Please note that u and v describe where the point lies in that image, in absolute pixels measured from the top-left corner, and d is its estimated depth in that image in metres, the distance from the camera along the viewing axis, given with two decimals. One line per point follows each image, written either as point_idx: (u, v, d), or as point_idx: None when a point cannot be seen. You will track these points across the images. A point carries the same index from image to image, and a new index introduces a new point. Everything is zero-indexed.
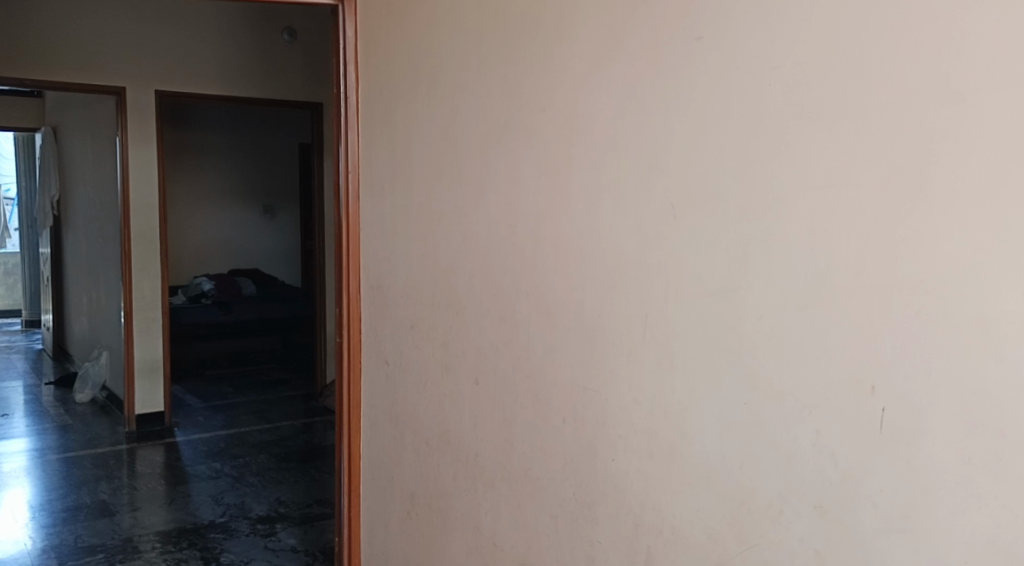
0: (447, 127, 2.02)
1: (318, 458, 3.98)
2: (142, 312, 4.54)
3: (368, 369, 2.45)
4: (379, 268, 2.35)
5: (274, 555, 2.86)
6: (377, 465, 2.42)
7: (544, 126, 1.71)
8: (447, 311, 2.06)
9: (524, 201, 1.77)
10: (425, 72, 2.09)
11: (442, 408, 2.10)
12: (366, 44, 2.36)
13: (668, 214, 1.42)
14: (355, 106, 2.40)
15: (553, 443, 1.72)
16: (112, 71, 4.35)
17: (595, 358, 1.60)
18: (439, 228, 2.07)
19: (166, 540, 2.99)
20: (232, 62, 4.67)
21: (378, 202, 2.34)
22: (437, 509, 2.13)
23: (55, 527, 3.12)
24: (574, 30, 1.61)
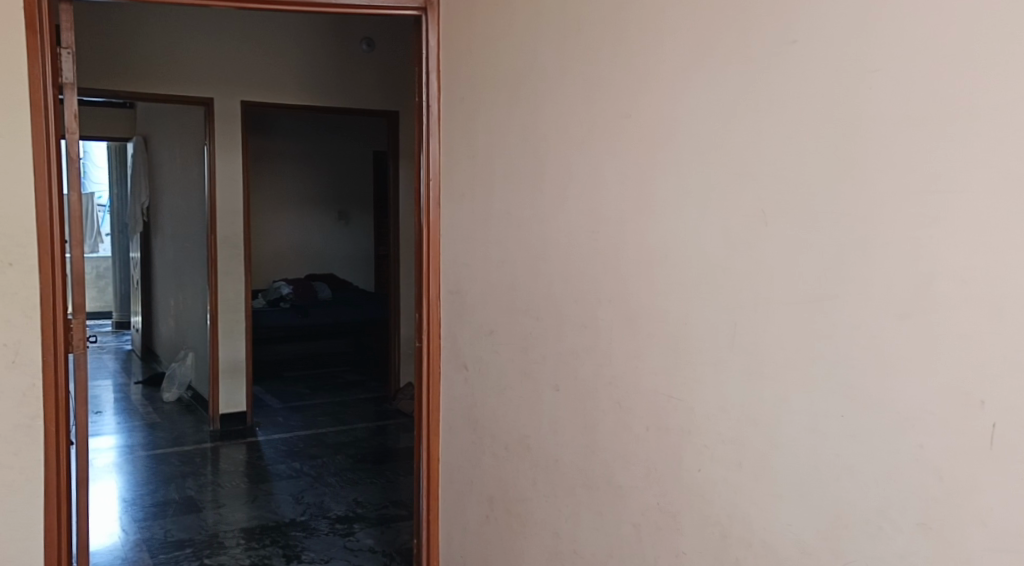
0: (529, 134, 2.03)
1: (392, 460, 4.04)
2: (227, 315, 4.70)
3: (447, 374, 2.48)
4: (459, 274, 2.38)
5: (353, 555, 2.92)
6: (456, 469, 2.44)
7: (628, 132, 1.70)
8: (527, 317, 2.07)
9: (607, 207, 1.77)
10: (506, 80, 2.11)
11: (522, 414, 2.11)
12: (448, 53, 2.39)
13: (758, 221, 1.40)
14: (436, 115, 2.43)
15: (635, 451, 1.71)
16: (201, 82, 4.51)
17: (679, 366, 1.59)
18: (519, 235, 2.09)
19: (250, 537, 3.08)
20: (313, 71, 4.81)
21: (458, 209, 2.36)
22: (516, 513, 2.14)
23: (146, 521, 3.25)
24: (662, 37, 1.60)
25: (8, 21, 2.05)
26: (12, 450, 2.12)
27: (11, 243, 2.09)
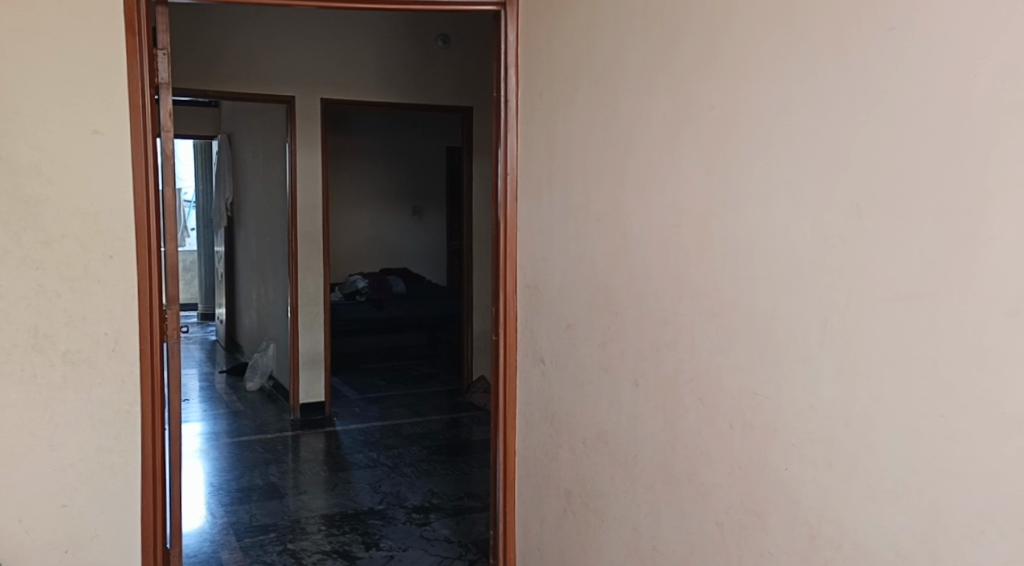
0: (609, 129, 2.02)
1: (466, 452, 4.08)
2: (306, 307, 4.83)
3: (524, 367, 2.49)
4: (536, 268, 2.39)
5: (429, 544, 2.96)
6: (533, 462, 2.45)
7: (713, 125, 1.67)
8: (606, 312, 2.06)
9: (691, 201, 1.74)
10: (587, 73, 2.10)
11: (600, 409, 2.10)
12: (527, 47, 2.39)
13: (852, 215, 1.36)
14: (514, 111, 2.45)
15: (718, 448, 1.69)
16: (283, 80, 4.63)
17: (765, 361, 1.56)
18: (598, 228, 2.08)
19: (330, 523, 3.17)
20: (390, 68, 4.89)
21: (536, 203, 2.37)
22: (594, 508, 2.14)
23: (232, 506, 3.37)
24: (750, 28, 1.57)
25: (109, 24, 2.14)
26: (113, 434, 2.23)
27: (112, 237, 2.19)
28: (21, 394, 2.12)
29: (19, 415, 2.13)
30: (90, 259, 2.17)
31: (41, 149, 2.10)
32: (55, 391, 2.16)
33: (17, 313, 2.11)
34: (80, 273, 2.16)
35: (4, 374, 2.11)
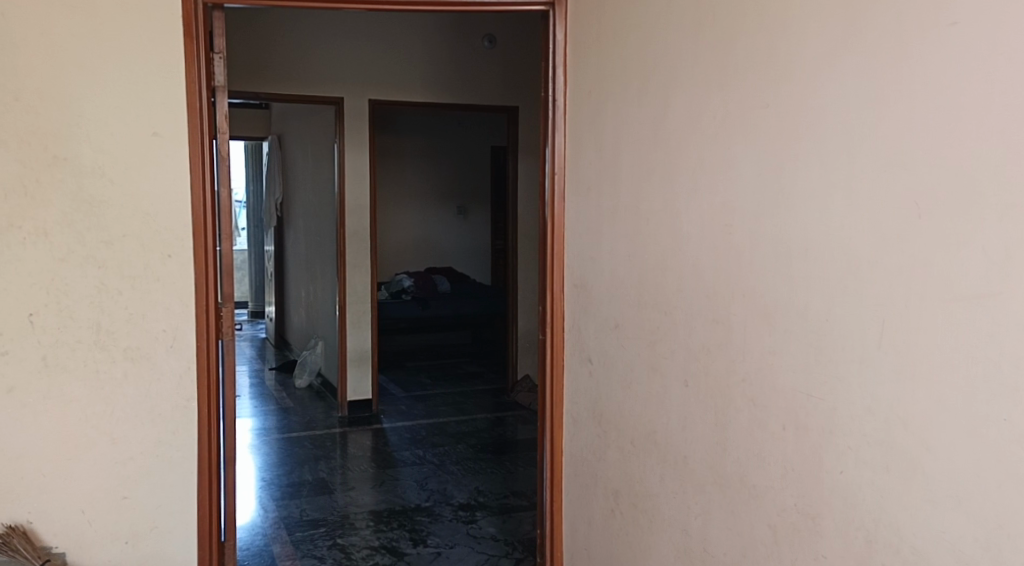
0: (659, 128, 2.01)
1: (512, 451, 4.09)
2: (354, 306, 4.89)
3: (571, 366, 2.48)
4: (584, 268, 2.38)
5: (476, 542, 2.98)
6: (581, 462, 2.44)
7: (767, 123, 1.65)
8: (655, 311, 2.05)
9: (743, 201, 1.73)
10: (637, 72, 2.09)
11: (649, 409, 2.09)
12: (576, 46, 2.39)
13: (912, 213, 1.33)
14: (562, 109, 2.44)
15: (771, 450, 1.67)
16: (332, 82, 4.70)
17: (820, 363, 1.54)
18: (647, 227, 2.07)
19: (378, 519, 3.21)
20: (437, 69, 4.92)
21: (584, 203, 2.37)
22: (643, 509, 2.13)
23: (283, 501, 3.43)
24: (806, 24, 1.55)
25: (168, 29, 2.20)
26: (172, 429, 2.29)
27: (170, 237, 2.25)
28: (84, 388, 2.20)
29: (83, 409, 2.20)
30: (150, 258, 2.23)
31: (104, 151, 2.17)
32: (117, 386, 2.23)
33: (82, 310, 2.18)
34: (140, 272, 2.23)
35: (69, 368, 2.18)
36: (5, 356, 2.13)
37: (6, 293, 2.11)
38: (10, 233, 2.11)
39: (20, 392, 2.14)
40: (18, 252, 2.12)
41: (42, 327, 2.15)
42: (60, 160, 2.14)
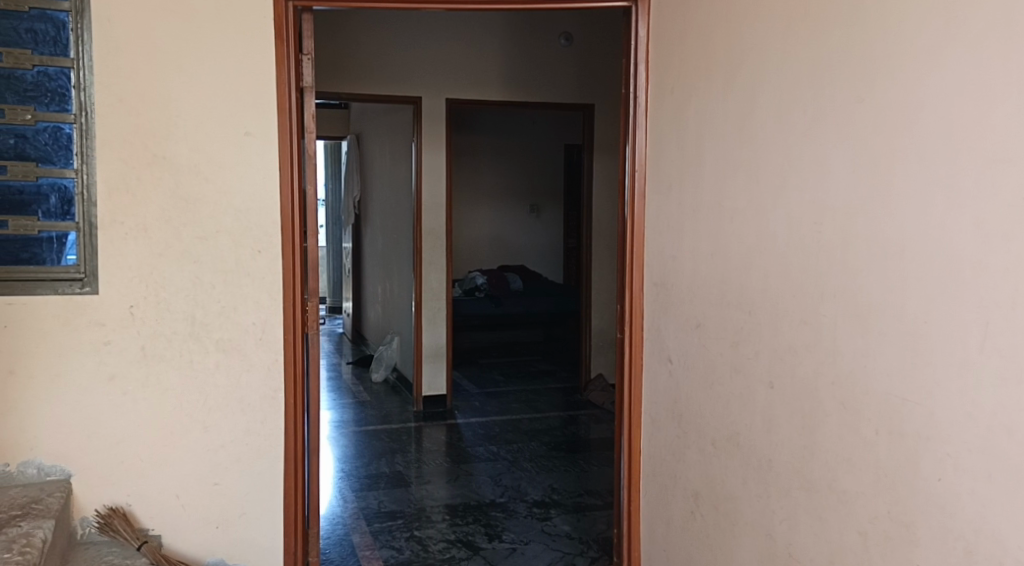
0: (745, 125, 1.97)
1: (585, 450, 4.08)
2: (430, 302, 4.96)
3: (650, 365, 2.45)
4: (664, 266, 2.35)
5: (550, 539, 2.99)
6: (659, 462, 2.41)
7: (861, 118, 1.61)
8: (739, 311, 2.02)
9: (834, 198, 1.68)
10: (723, 68, 2.06)
11: (732, 411, 2.05)
12: (658, 41, 2.36)
13: (1019, 211, 1.27)
14: (644, 106, 2.41)
15: (862, 455, 1.62)
16: (411, 81, 4.77)
17: (916, 366, 1.48)
18: (732, 225, 2.04)
19: (453, 513, 3.25)
20: (513, 68, 4.95)
21: (665, 200, 2.33)
22: (724, 512, 2.09)
23: (361, 492, 3.51)
24: (905, 16, 1.50)
25: (261, 32, 2.28)
26: (260, 418, 2.37)
27: (261, 233, 2.32)
28: (180, 377, 2.29)
29: (178, 398, 2.30)
30: (242, 253, 2.31)
31: (200, 150, 2.26)
32: (210, 376, 2.32)
33: (177, 303, 2.28)
34: (231, 266, 2.31)
35: (166, 358, 2.28)
36: (108, 345, 2.23)
37: (109, 285, 2.22)
38: (113, 228, 2.21)
39: (120, 379, 2.24)
40: (120, 247, 2.22)
41: (141, 318, 2.25)
42: (160, 159, 2.23)
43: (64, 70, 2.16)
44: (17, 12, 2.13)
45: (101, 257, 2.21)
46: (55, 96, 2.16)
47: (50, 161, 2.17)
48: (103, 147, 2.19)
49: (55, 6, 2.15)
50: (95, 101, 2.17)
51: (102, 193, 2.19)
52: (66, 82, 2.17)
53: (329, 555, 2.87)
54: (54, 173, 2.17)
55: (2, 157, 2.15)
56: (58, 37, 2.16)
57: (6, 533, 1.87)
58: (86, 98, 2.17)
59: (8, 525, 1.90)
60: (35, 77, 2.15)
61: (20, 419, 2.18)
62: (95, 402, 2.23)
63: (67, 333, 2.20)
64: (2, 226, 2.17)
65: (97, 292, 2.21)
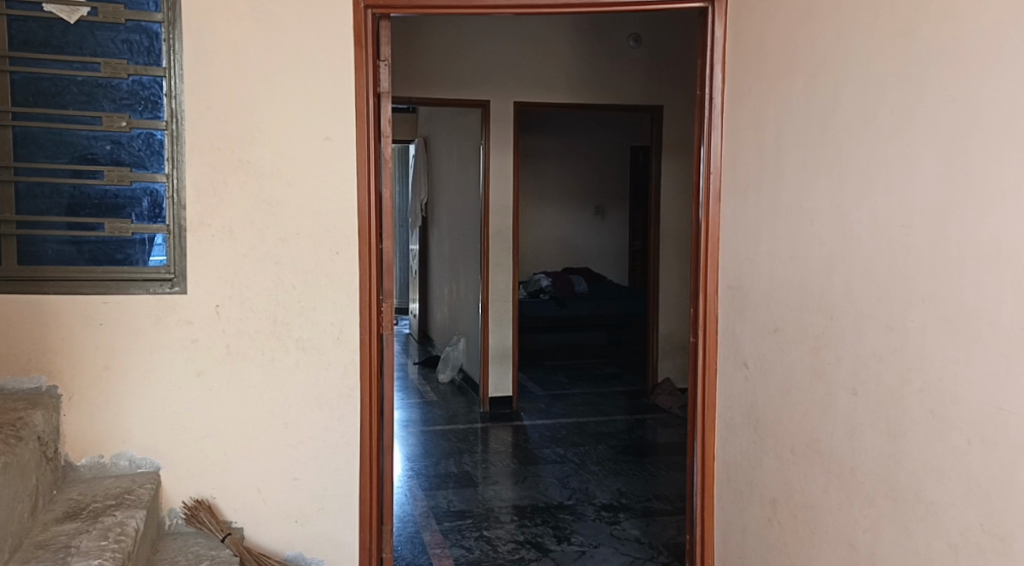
0: (826, 126, 1.93)
1: (653, 454, 4.05)
2: (497, 304, 4.99)
3: (725, 369, 2.41)
4: (740, 269, 2.31)
5: (620, 543, 2.98)
6: (734, 469, 2.37)
7: (954, 116, 1.57)
8: (820, 316, 1.98)
9: (923, 201, 1.64)
10: (804, 68, 2.02)
11: (812, 416, 2.01)
12: (735, 41, 2.33)
13: None
14: (719, 108, 2.38)
15: (953, 464, 1.58)
16: (479, 85, 4.81)
17: (1012, 373, 1.44)
18: (813, 228, 1.99)
19: (522, 514, 3.26)
20: (582, 70, 4.95)
21: (742, 202, 2.29)
22: (803, 520, 2.05)
23: (431, 490, 3.55)
24: (1003, 14, 1.46)
25: (340, 39, 2.34)
26: (337, 416, 2.43)
27: (339, 235, 2.38)
28: (262, 374, 2.36)
29: (260, 395, 2.37)
30: (321, 254, 2.37)
31: (282, 154, 2.33)
32: (290, 374, 2.38)
33: (260, 302, 2.35)
34: (311, 267, 2.37)
35: (249, 356, 2.35)
36: (195, 343, 2.31)
37: (196, 285, 2.30)
38: (201, 231, 2.30)
39: (206, 375, 2.33)
40: (207, 249, 2.30)
41: (226, 317, 2.33)
42: (244, 163, 2.31)
43: (157, 79, 2.26)
44: (114, 23, 2.23)
45: (189, 259, 2.29)
46: (148, 104, 2.26)
47: (143, 166, 2.27)
48: (192, 152, 2.27)
49: (149, 18, 2.24)
50: (185, 108, 2.26)
51: (190, 197, 2.28)
52: (158, 90, 2.26)
53: (401, 553, 2.92)
54: (146, 177, 2.27)
55: (98, 163, 2.26)
56: (151, 47, 2.25)
57: (102, 522, 1.96)
58: (176, 105, 2.26)
59: (104, 514, 1.99)
60: (129, 86, 2.25)
61: (113, 413, 2.27)
62: (182, 397, 2.31)
63: (157, 331, 2.29)
64: (99, 228, 2.28)
65: (185, 292, 2.30)
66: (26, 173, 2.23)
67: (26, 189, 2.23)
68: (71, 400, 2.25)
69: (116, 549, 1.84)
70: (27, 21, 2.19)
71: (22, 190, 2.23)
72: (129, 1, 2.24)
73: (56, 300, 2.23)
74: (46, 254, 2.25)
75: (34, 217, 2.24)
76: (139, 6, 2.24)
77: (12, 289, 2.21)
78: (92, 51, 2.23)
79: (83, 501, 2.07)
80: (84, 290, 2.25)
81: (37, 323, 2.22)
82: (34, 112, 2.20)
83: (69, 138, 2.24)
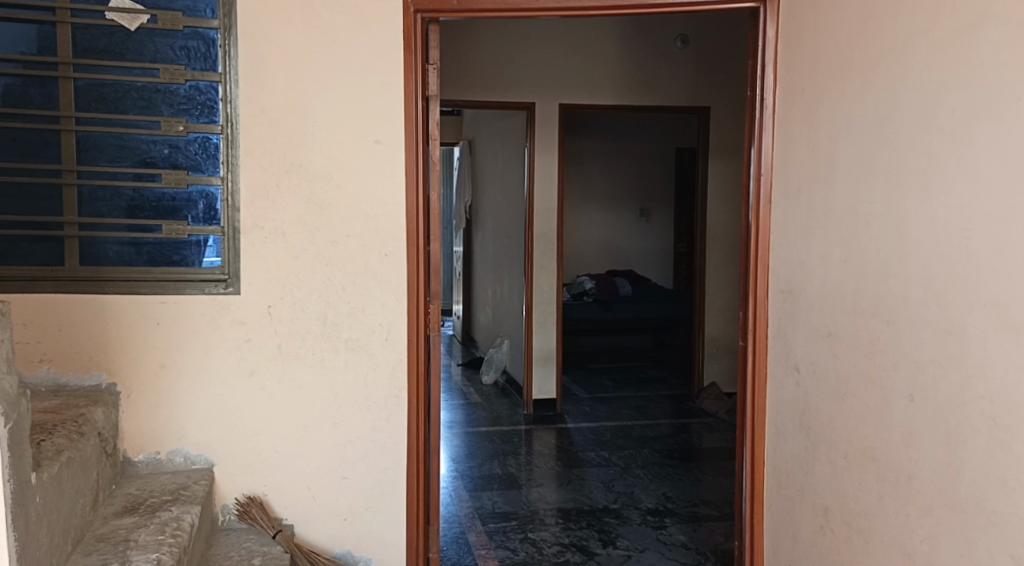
0: (882, 128, 1.90)
1: (699, 458, 4.01)
2: (541, 306, 5.00)
3: (775, 374, 2.37)
4: (792, 272, 2.27)
5: (666, 548, 2.95)
6: (784, 475, 2.33)
7: (1020, 117, 1.53)
8: (875, 320, 1.94)
9: (986, 204, 1.61)
10: (860, 68, 1.98)
11: (867, 423, 1.97)
12: (788, 40, 2.29)
13: None
14: (771, 109, 2.34)
15: (1016, 474, 1.54)
16: (525, 87, 4.82)
17: None
18: (868, 231, 1.96)
19: (567, 517, 3.26)
20: (628, 72, 4.92)
21: (794, 205, 2.26)
22: (857, 528, 2.01)
23: (476, 492, 3.57)
24: None
25: (390, 43, 2.36)
26: (385, 416, 2.45)
27: (389, 237, 2.41)
28: (312, 374, 2.40)
29: (311, 394, 2.40)
30: (369, 256, 2.40)
31: (333, 158, 2.36)
32: (339, 373, 2.41)
33: (311, 303, 2.38)
34: (360, 269, 2.40)
35: (299, 355, 2.39)
36: (248, 343, 2.36)
37: (249, 286, 2.35)
38: (255, 233, 2.34)
39: (259, 375, 2.37)
40: (261, 250, 2.35)
41: (278, 317, 2.37)
42: (297, 166, 2.35)
43: (213, 84, 2.31)
44: (172, 30, 2.29)
45: (243, 260, 2.34)
46: (204, 109, 2.32)
47: (200, 169, 2.33)
48: (246, 156, 2.32)
49: (206, 24, 2.29)
50: (240, 112, 2.31)
51: (244, 200, 2.32)
52: (214, 95, 2.32)
53: (447, 553, 2.93)
54: (202, 180, 2.32)
55: (157, 166, 2.32)
56: (208, 53, 2.31)
57: (159, 517, 2.01)
58: (232, 110, 2.31)
59: (161, 510, 2.04)
60: (187, 91, 2.31)
61: (169, 410, 2.33)
62: (236, 395, 2.36)
63: (212, 330, 2.34)
64: (157, 230, 2.34)
65: (239, 293, 2.34)
66: (88, 176, 2.30)
67: (88, 192, 2.30)
68: (129, 397, 2.31)
69: (173, 543, 1.88)
70: (90, 29, 2.26)
71: (84, 193, 2.30)
72: (187, 8, 2.29)
73: (115, 300, 2.29)
74: (106, 255, 2.31)
75: (96, 219, 2.30)
76: (196, 13, 2.30)
77: (74, 289, 2.28)
78: (152, 57, 2.29)
79: (141, 497, 2.13)
80: (142, 289, 2.30)
81: (97, 322, 2.28)
82: (96, 117, 2.27)
83: (129, 142, 2.30)
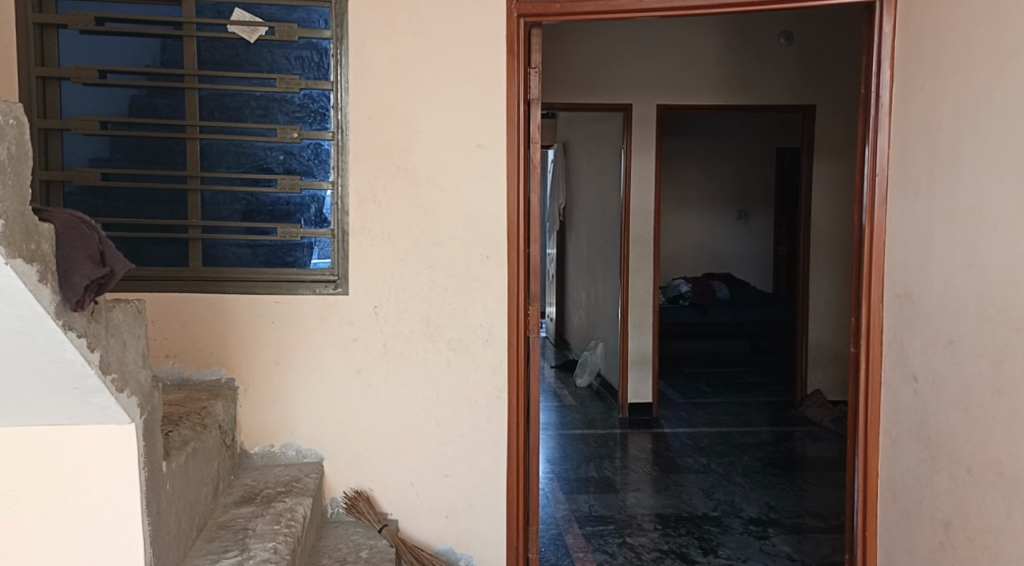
0: (1015, 126, 1.81)
1: (803, 468, 3.89)
2: (636, 310, 4.95)
3: (890, 383, 2.27)
4: (909, 276, 2.17)
5: (770, 558, 2.87)
6: (900, 488, 2.23)
7: None
8: (1004, 328, 1.85)
9: None
10: (989, 63, 1.89)
11: (993, 435, 1.88)
12: (907, 35, 2.18)
13: None
14: (887, 107, 2.23)
15: None
16: (622, 90, 4.81)
17: None
18: (997, 234, 1.87)
19: (665, 523, 3.21)
20: (729, 72, 4.82)
21: (912, 207, 2.15)
22: (981, 545, 1.92)
23: (572, 494, 3.56)
24: None
25: (495, 48, 2.40)
26: (487, 416, 2.48)
27: (491, 239, 2.44)
28: (416, 373, 2.45)
29: (414, 392, 2.46)
30: (472, 258, 2.44)
31: (437, 162, 2.41)
32: (442, 372, 2.46)
33: (415, 304, 2.44)
34: (463, 271, 2.44)
35: (404, 355, 2.45)
36: (355, 343, 2.43)
37: (357, 287, 2.42)
38: (363, 235, 2.41)
39: (366, 373, 2.44)
40: (368, 252, 2.42)
41: (384, 318, 2.44)
42: (403, 171, 2.41)
43: (325, 92, 2.41)
44: (288, 41, 2.39)
45: (351, 261, 2.42)
46: (317, 117, 2.41)
47: (312, 174, 2.43)
48: (355, 161, 2.39)
49: (319, 35, 2.39)
50: (350, 119, 2.39)
51: (353, 203, 2.40)
52: (326, 103, 2.41)
53: (545, 554, 2.94)
54: (314, 185, 2.42)
55: (273, 172, 2.43)
56: (321, 62, 2.41)
57: (275, 507, 2.10)
58: (343, 117, 2.39)
59: (276, 500, 2.14)
60: (301, 99, 2.41)
61: (283, 406, 2.43)
62: (343, 393, 2.44)
63: (322, 329, 2.42)
64: (272, 233, 2.45)
65: (347, 293, 2.42)
66: (209, 182, 2.42)
67: (210, 197, 2.43)
68: (246, 392, 2.42)
69: (288, 533, 1.96)
70: (212, 42, 2.38)
71: (206, 198, 2.43)
72: (302, 20, 2.39)
73: (233, 299, 2.40)
74: (225, 256, 2.44)
75: (216, 222, 2.43)
76: (311, 24, 2.39)
77: (196, 288, 2.40)
78: (269, 68, 2.40)
79: (257, 487, 2.23)
80: (258, 289, 2.41)
81: (217, 320, 2.40)
82: (217, 126, 2.39)
83: (247, 150, 2.42)
